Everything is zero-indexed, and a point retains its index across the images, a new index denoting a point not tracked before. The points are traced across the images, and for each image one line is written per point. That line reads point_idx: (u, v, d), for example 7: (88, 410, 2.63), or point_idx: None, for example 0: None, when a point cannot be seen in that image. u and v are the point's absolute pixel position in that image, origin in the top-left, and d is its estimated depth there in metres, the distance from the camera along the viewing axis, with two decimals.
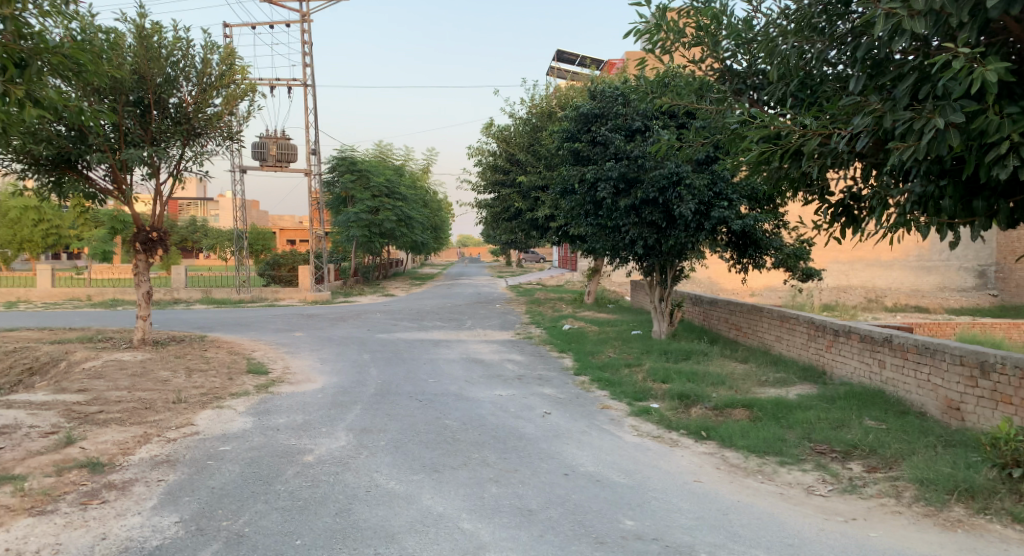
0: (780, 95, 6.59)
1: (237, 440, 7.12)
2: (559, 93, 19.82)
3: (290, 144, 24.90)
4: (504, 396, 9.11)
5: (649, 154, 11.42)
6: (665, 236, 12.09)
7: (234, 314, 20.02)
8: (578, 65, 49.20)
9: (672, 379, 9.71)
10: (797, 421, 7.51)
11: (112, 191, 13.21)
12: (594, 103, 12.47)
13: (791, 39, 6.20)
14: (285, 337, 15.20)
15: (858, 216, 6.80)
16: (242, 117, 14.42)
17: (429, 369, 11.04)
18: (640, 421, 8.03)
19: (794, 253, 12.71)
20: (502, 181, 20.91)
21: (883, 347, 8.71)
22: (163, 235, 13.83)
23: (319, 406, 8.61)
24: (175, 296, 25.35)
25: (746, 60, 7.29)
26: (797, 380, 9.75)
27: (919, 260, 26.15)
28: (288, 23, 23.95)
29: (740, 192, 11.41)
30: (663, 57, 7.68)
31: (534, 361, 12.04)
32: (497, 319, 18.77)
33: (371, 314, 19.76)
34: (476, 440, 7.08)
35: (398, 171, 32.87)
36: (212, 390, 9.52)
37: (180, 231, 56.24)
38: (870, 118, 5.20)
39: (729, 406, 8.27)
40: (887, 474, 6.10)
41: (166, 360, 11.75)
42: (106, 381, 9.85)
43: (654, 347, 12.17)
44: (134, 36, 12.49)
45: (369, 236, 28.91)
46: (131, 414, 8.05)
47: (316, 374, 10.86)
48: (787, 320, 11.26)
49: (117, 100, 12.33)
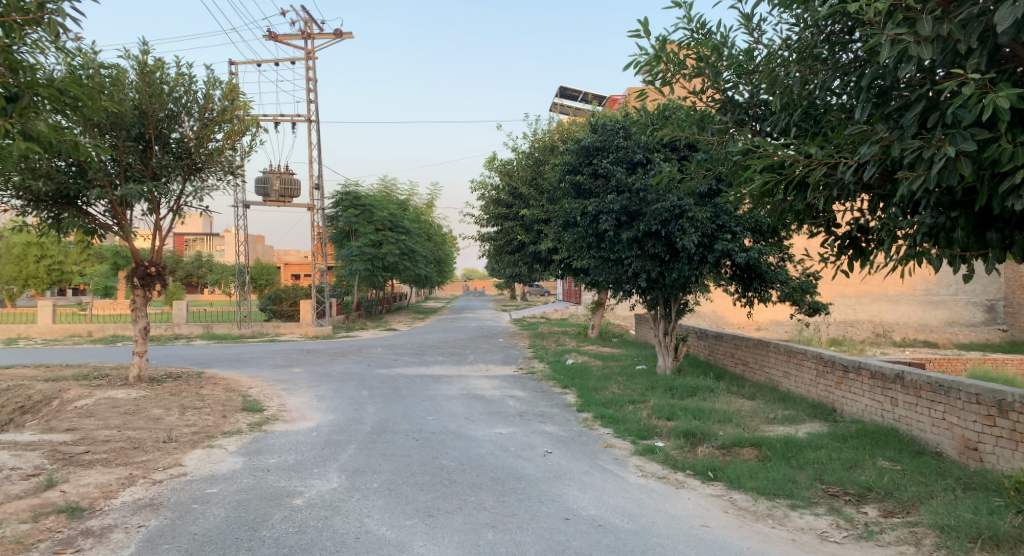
0: (782, 126, 6.41)
1: (225, 481, 6.86)
2: (562, 127, 19.78)
3: (293, 180, 24.91)
4: (504, 435, 8.84)
5: (651, 187, 11.27)
6: (668, 269, 11.87)
7: (233, 350, 19.78)
8: (581, 100, 49.59)
9: (677, 416, 9.42)
10: (808, 461, 7.22)
11: (112, 226, 13.09)
12: (595, 136, 12.35)
13: (793, 68, 6.01)
14: (283, 373, 14.96)
15: (865, 249, 6.60)
16: (244, 151, 14.36)
17: (428, 406, 10.77)
18: (645, 460, 7.75)
19: (800, 287, 12.46)
20: (505, 215, 20.80)
21: (895, 384, 8.44)
22: (162, 269, 13.67)
23: (312, 445, 8.35)
24: (176, 332, 25.19)
25: (747, 91, 7.13)
26: (806, 418, 9.45)
27: (927, 294, 25.92)
28: (293, 60, 24.14)
29: (744, 225, 11.20)
30: (664, 89, 7.53)
31: (536, 397, 11.76)
32: (499, 353, 18.53)
33: (372, 349, 19.53)
34: (473, 482, 6.81)
35: (402, 206, 32.89)
36: (204, 429, 9.26)
37: (185, 266, 56.30)
38: (876, 147, 4.98)
39: (737, 445, 7.99)
40: (904, 519, 5.80)
41: (160, 398, 11.50)
42: (96, 420, 9.61)
43: (659, 383, 11.89)
44: (136, 72, 12.49)
45: (372, 271, 28.79)
46: (117, 454, 7.80)
47: (312, 412, 10.59)
48: (795, 355, 10.99)
49: (117, 136, 12.28)
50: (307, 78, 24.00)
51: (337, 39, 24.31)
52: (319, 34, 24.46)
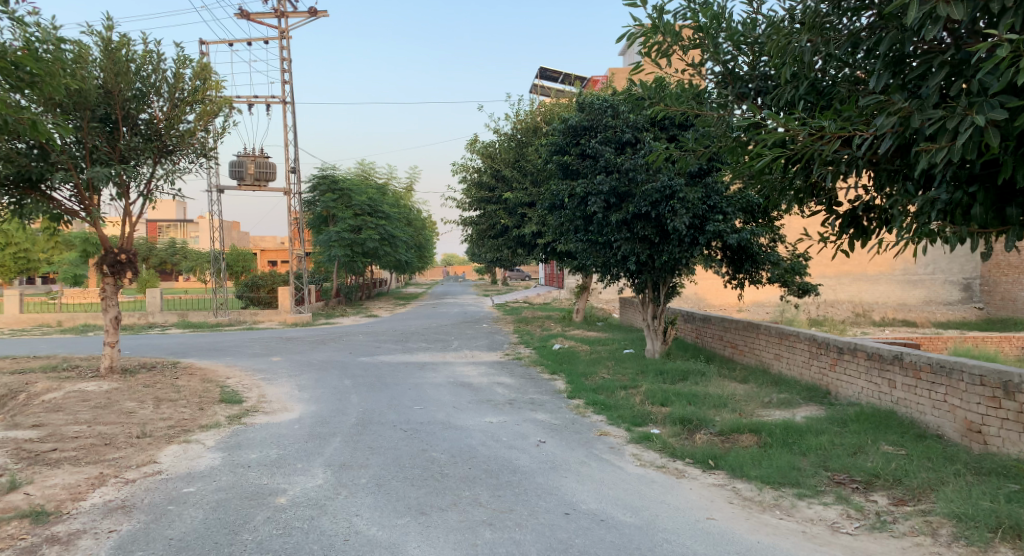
0: (788, 99, 6.10)
1: (203, 480, 6.49)
2: (544, 108, 19.39)
3: (269, 163, 24.26)
4: (495, 424, 8.53)
5: (641, 167, 10.93)
6: (658, 252, 11.59)
7: (209, 339, 19.24)
8: (561, 81, 49.09)
9: (671, 401, 9.16)
10: (810, 447, 6.99)
11: (79, 211, 12.52)
12: (582, 116, 11.97)
13: (803, 36, 5.67)
14: (262, 362, 14.52)
15: (868, 228, 6.33)
16: (217, 133, 13.84)
17: (414, 395, 10.43)
18: (642, 448, 7.48)
19: (791, 268, 12.22)
20: (488, 198, 20.38)
21: (893, 365, 8.24)
22: (133, 256, 13.14)
23: (294, 438, 7.98)
24: (150, 321, 24.56)
25: (749, 63, 6.81)
26: (802, 401, 9.24)
27: (905, 274, 25.97)
28: (266, 40, 23.49)
29: (735, 205, 10.93)
30: (661, 62, 7.18)
31: (525, 384, 11.47)
32: (484, 339, 18.19)
33: (352, 337, 19.10)
34: (466, 475, 6.49)
35: (381, 190, 32.27)
36: (181, 422, 8.85)
37: (158, 253, 55.29)
38: (895, 118, 4.72)
39: (736, 431, 7.73)
40: (917, 507, 5.59)
41: (132, 390, 11.02)
42: (65, 415, 9.14)
43: (650, 367, 11.64)
44: (101, 49, 11.90)
45: (351, 256, 28.27)
46: (88, 451, 7.38)
47: (294, 403, 10.20)
48: (787, 337, 10.77)
49: (82, 117, 11.72)
50: (281, 59, 23.32)
51: (312, 18, 23.66)
52: (293, 13, 23.74)
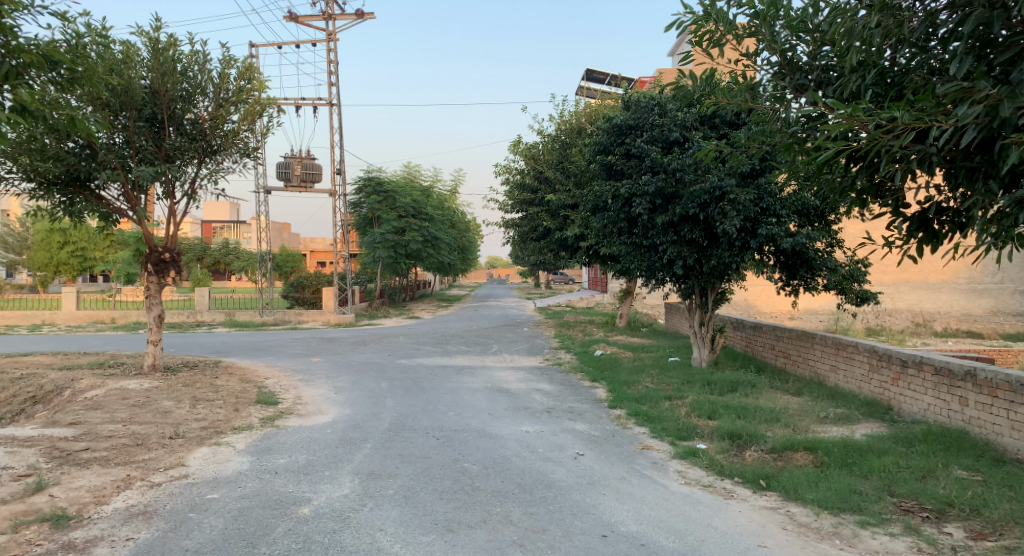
0: (852, 90, 5.75)
1: (228, 486, 6.27)
2: (590, 109, 18.97)
3: (315, 165, 24.37)
4: (532, 433, 8.17)
5: (690, 167, 10.52)
6: (706, 256, 11.08)
7: (253, 338, 19.29)
8: (608, 83, 48.43)
9: (719, 415, 8.66)
10: (873, 469, 6.46)
11: (127, 210, 12.57)
12: (627, 114, 11.55)
13: (873, 18, 5.28)
14: (302, 363, 14.40)
15: (939, 232, 5.80)
16: (260, 133, 13.77)
17: (450, 401, 10.14)
18: (687, 465, 7.03)
19: (849, 274, 11.57)
20: (531, 200, 20.06)
21: (965, 382, 7.63)
22: (176, 255, 13.12)
23: (325, 444, 7.75)
24: (198, 319, 24.85)
25: (810, 51, 6.34)
26: (860, 418, 8.65)
27: (970, 282, 24.72)
28: (314, 42, 23.60)
29: (790, 208, 10.39)
30: (713, 52, 6.74)
31: (565, 391, 11.07)
32: (524, 343, 17.83)
33: (393, 338, 18.95)
34: (499, 490, 6.16)
35: (425, 192, 32.18)
36: (214, 424, 8.67)
37: (212, 253, 56.54)
38: (980, 107, 4.47)
39: (789, 449, 7.20)
40: (999, 543, 5.06)
41: (172, 389, 10.95)
42: (103, 413, 9.04)
43: (696, 377, 11.12)
44: (148, 50, 11.91)
45: (395, 258, 28.23)
46: (118, 452, 7.23)
47: (329, 406, 9.99)
48: (844, 347, 10.18)
49: (128, 116, 11.73)
50: (328, 61, 23.41)
51: (359, 20, 23.69)
52: (340, 15, 23.82)
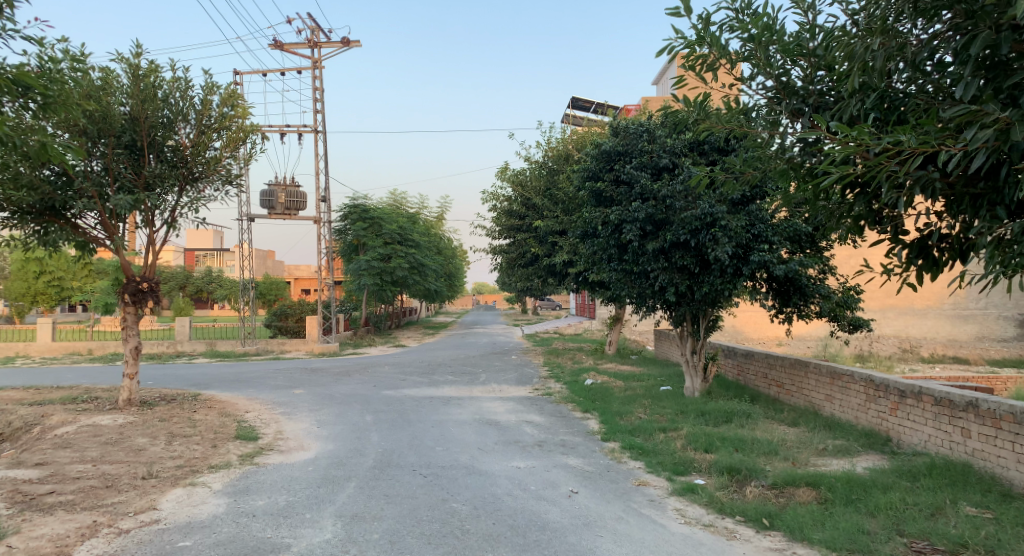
0: (851, 114, 5.61)
1: (202, 531, 5.91)
2: (577, 135, 18.87)
3: (299, 192, 24.09)
4: (523, 469, 7.86)
5: (679, 194, 10.31)
6: (698, 283, 10.89)
7: (234, 369, 18.85)
8: (594, 111, 48.79)
9: (715, 447, 8.38)
10: (879, 506, 6.20)
11: (104, 239, 12.20)
12: (616, 140, 11.41)
13: (875, 39, 5.11)
14: (284, 395, 14.00)
15: (939, 260, 5.59)
16: (243, 160, 13.50)
17: (437, 434, 9.81)
18: (686, 503, 6.73)
19: (842, 301, 11.38)
20: (518, 226, 19.89)
21: (966, 412, 7.43)
22: (155, 285, 12.74)
23: (307, 483, 7.39)
24: (178, 349, 24.32)
25: (806, 75, 6.16)
26: (859, 449, 8.41)
27: (954, 308, 24.69)
28: (299, 70, 23.48)
29: (781, 235, 10.20)
30: (707, 76, 6.55)
31: (556, 423, 10.77)
32: (512, 372, 17.51)
33: (378, 368, 18.57)
34: (490, 533, 5.85)
35: (411, 219, 31.96)
36: (190, 462, 8.28)
37: (194, 281, 55.95)
38: (990, 130, 4.32)
39: (790, 484, 6.94)
40: None
41: (146, 424, 10.53)
42: (72, 452, 8.61)
43: (690, 407, 10.85)
44: (128, 76, 11.66)
45: (380, 285, 27.88)
46: (86, 495, 6.83)
47: (311, 441, 9.62)
48: (839, 377, 9.97)
49: (107, 143, 11.42)
50: (313, 88, 23.25)
51: (345, 48, 23.61)
52: (326, 43, 23.74)
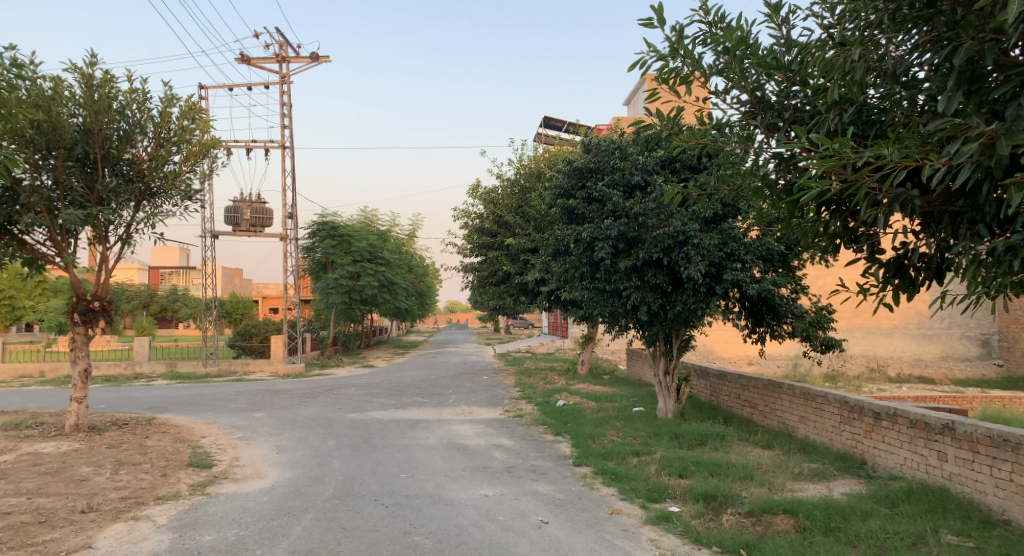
0: (829, 128, 5.41)
1: None
2: (549, 153, 18.69)
3: (266, 208, 23.53)
4: (490, 498, 7.49)
5: (652, 211, 10.07)
6: (670, 302, 10.66)
7: (193, 391, 18.19)
8: (566, 131, 48.95)
9: (690, 472, 8.10)
10: (860, 535, 5.95)
11: (53, 256, 11.62)
12: (588, 158, 11.22)
13: (852, 49, 4.91)
14: (244, 419, 13.47)
15: (917, 279, 5.35)
16: (204, 174, 13.04)
17: (403, 460, 9.41)
18: (660, 532, 6.42)
19: (815, 321, 11.17)
20: (490, 244, 19.58)
21: (943, 436, 7.23)
22: (107, 304, 12.16)
23: (259, 515, 6.93)
24: (137, 370, 23.50)
25: (781, 90, 5.95)
26: (836, 473, 8.19)
27: (919, 328, 24.90)
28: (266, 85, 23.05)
29: (754, 253, 10.00)
30: (682, 89, 6.32)
31: (527, 447, 10.43)
32: (483, 393, 17.12)
33: (344, 389, 18.07)
34: None
35: (382, 237, 31.51)
36: (135, 493, 7.77)
37: (159, 300, 54.83)
38: (975, 144, 4.12)
39: (768, 512, 6.66)
40: None
41: (93, 452, 9.94)
42: (7, 483, 8.05)
43: (663, 429, 10.57)
44: (82, 86, 11.18)
45: (349, 304, 27.35)
46: (15, 533, 6.31)
47: (268, 468, 9.14)
48: (813, 398, 9.76)
49: (57, 156, 10.89)
50: (281, 103, 22.80)
51: (313, 63, 23.26)
52: (295, 57, 23.35)
